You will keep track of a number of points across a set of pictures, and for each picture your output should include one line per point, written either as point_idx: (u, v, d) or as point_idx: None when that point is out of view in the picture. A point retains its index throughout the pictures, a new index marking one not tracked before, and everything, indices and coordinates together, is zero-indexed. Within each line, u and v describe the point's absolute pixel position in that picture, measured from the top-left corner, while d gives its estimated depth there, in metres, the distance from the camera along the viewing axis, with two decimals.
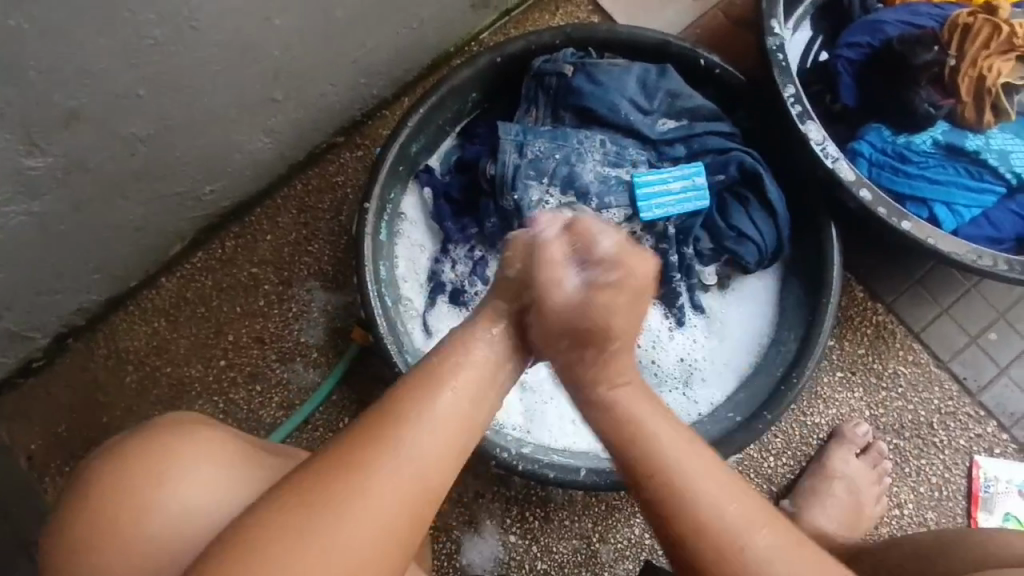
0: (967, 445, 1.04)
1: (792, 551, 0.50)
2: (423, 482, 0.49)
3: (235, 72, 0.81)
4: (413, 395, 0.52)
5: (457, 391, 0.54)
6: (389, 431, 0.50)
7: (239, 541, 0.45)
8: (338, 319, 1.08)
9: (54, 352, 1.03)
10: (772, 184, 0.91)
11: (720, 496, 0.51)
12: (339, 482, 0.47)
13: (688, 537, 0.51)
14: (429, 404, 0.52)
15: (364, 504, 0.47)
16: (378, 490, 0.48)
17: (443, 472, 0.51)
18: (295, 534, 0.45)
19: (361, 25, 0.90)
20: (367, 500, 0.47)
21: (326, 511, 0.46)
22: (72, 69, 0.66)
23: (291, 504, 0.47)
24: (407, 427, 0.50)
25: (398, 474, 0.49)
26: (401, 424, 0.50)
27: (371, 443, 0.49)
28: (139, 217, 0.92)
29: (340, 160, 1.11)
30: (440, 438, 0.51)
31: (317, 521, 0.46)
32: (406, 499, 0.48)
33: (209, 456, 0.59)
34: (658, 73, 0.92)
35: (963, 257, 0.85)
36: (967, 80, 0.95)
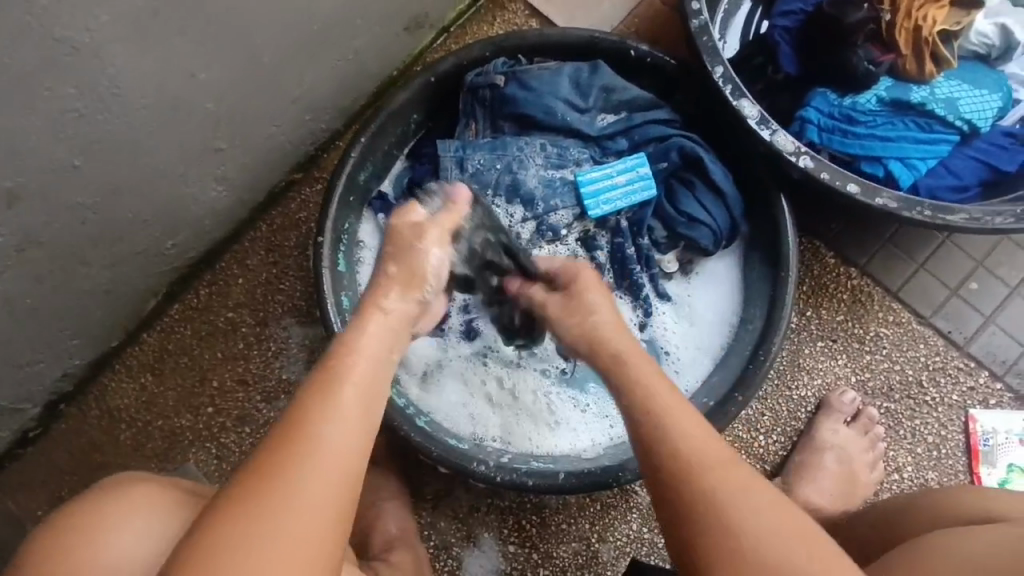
0: (960, 400, 1.02)
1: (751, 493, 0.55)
2: (343, 468, 0.51)
3: (170, 129, 0.83)
4: (317, 387, 0.54)
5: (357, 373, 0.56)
6: (302, 426, 0.52)
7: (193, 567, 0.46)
8: (316, 352, 1.10)
9: (48, 420, 1.06)
10: (715, 164, 0.91)
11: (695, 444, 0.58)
12: (265, 483, 0.49)
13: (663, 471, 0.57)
14: (333, 390, 0.54)
15: (295, 497, 0.48)
16: (305, 482, 0.49)
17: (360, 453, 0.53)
18: (241, 536, 0.46)
19: (293, 65, 0.91)
20: (296, 489, 0.49)
21: (260, 510, 0.48)
22: (2, 151, 0.68)
23: (222, 516, 0.48)
24: (317, 417, 0.52)
25: (323, 457, 0.51)
26: (310, 418, 0.52)
27: (285, 442, 0.51)
28: (106, 280, 0.94)
29: (300, 196, 1.13)
30: (350, 423, 0.53)
31: (256, 517, 0.47)
32: (328, 489, 0.50)
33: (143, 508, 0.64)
34: (590, 70, 0.93)
35: (916, 213, 0.84)
36: (904, 32, 0.94)
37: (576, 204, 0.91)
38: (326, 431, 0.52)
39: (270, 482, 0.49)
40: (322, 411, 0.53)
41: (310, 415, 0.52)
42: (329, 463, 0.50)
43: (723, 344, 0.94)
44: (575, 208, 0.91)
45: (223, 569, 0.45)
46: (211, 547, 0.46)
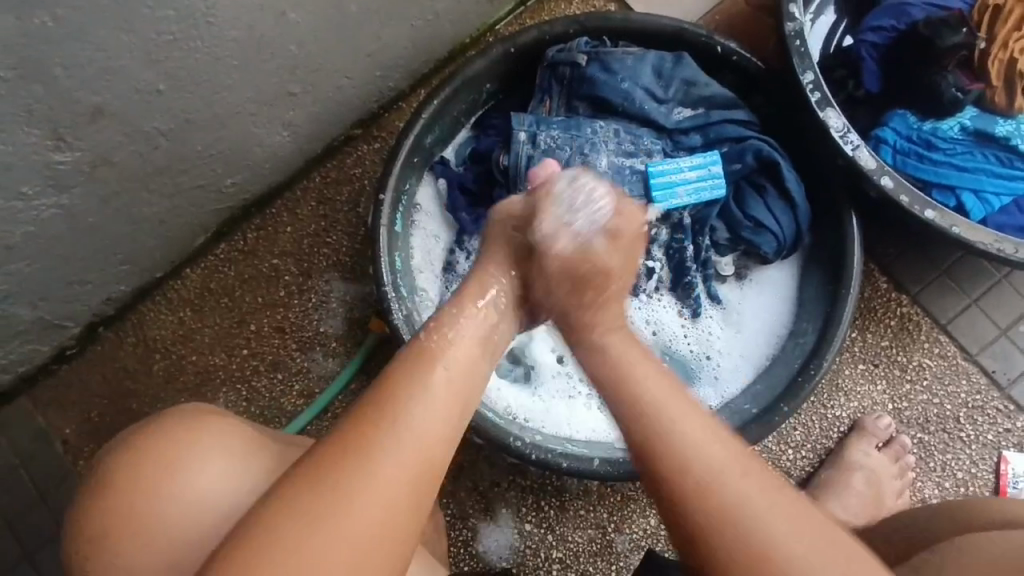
0: (995, 440, 1.01)
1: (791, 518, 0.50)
2: (426, 460, 0.51)
3: (252, 67, 0.82)
4: (408, 377, 0.54)
5: (451, 370, 0.56)
6: (400, 404, 0.52)
7: (265, 518, 0.47)
8: (356, 309, 1.10)
9: (86, 340, 1.07)
10: (790, 172, 0.90)
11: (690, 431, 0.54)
12: (346, 469, 0.48)
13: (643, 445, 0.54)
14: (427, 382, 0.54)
15: (368, 486, 0.48)
16: (387, 470, 0.49)
17: (444, 442, 0.53)
18: (325, 501, 0.47)
19: (375, 18, 0.90)
20: (379, 470, 0.49)
21: (324, 495, 0.47)
22: (95, 67, 0.68)
23: (296, 494, 0.48)
24: (409, 404, 0.52)
25: (402, 447, 0.50)
26: (393, 407, 0.52)
27: (367, 425, 0.51)
28: (164, 210, 0.94)
29: (357, 152, 1.12)
30: (436, 421, 0.52)
31: (331, 506, 0.47)
32: (408, 483, 0.50)
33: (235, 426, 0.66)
34: (673, 61, 0.91)
35: (990, 246, 0.83)
36: (998, 63, 0.92)
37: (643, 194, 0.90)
38: (419, 420, 0.52)
39: (351, 468, 0.49)
40: (414, 396, 0.53)
41: (402, 399, 0.52)
42: (408, 454, 0.50)
43: (767, 354, 0.94)
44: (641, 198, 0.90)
45: (301, 529, 0.46)
46: (274, 535, 0.46)
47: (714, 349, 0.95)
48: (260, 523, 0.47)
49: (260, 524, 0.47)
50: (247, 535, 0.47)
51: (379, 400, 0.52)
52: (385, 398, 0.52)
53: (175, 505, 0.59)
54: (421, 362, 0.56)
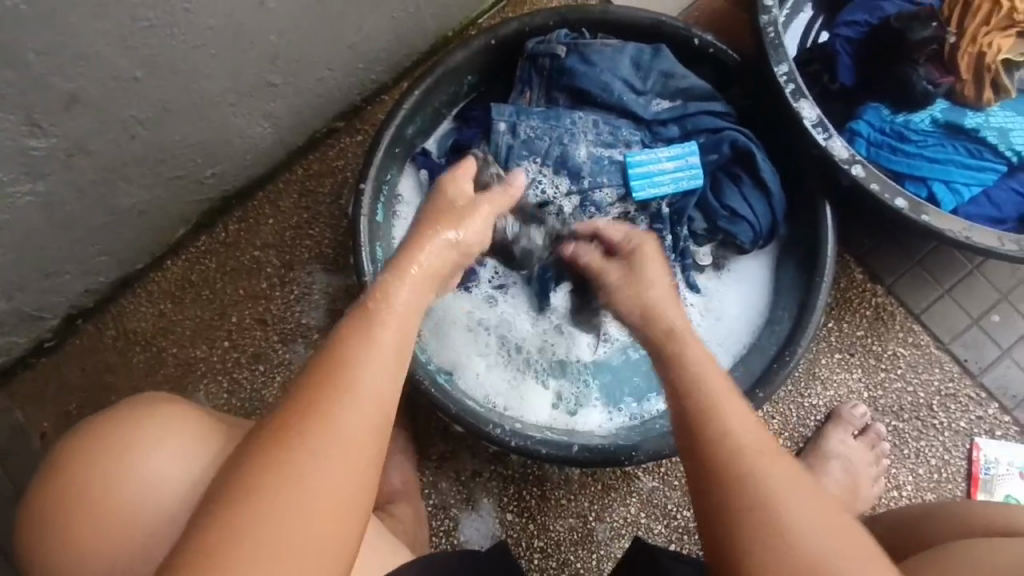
0: (967, 428, 1.03)
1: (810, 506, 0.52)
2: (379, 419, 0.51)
3: (231, 56, 0.83)
4: (346, 344, 0.53)
5: (392, 329, 0.55)
6: (337, 372, 0.51)
7: (220, 516, 0.47)
8: (338, 301, 1.10)
9: (65, 333, 1.06)
10: (765, 163, 0.92)
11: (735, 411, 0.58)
12: (298, 439, 0.49)
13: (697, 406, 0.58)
14: (363, 344, 0.53)
15: (320, 458, 0.48)
16: (335, 438, 0.49)
17: (390, 398, 0.53)
18: (277, 484, 0.47)
19: (355, 9, 0.91)
20: (327, 440, 0.49)
21: (275, 479, 0.47)
22: (70, 52, 0.68)
23: (252, 470, 0.48)
24: (346, 368, 0.52)
25: (348, 412, 0.50)
26: (333, 376, 0.51)
27: (309, 399, 0.50)
28: (142, 200, 0.94)
29: (340, 145, 1.12)
30: (382, 376, 0.52)
31: (287, 476, 0.48)
32: (362, 442, 0.50)
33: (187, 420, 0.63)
34: (651, 53, 0.92)
35: (960, 234, 0.85)
36: (967, 57, 0.94)
37: (622, 184, 0.91)
38: (367, 380, 0.52)
39: (302, 437, 0.49)
40: (352, 360, 0.52)
41: (341, 364, 0.52)
42: (358, 417, 0.50)
43: (745, 343, 0.95)
44: (619, 188, 0.91)
45: (257, 518, 0.46)
46: (233, 510, 0.47)
47: None
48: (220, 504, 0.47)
49: (217, 522, 0.46)
50: (208, 515, 0.47)
51: (317, 370, 0.52)
52: (331, 364, 0.52)
53: (121, 494, 0.59)
54: (366, 323, 0.55)
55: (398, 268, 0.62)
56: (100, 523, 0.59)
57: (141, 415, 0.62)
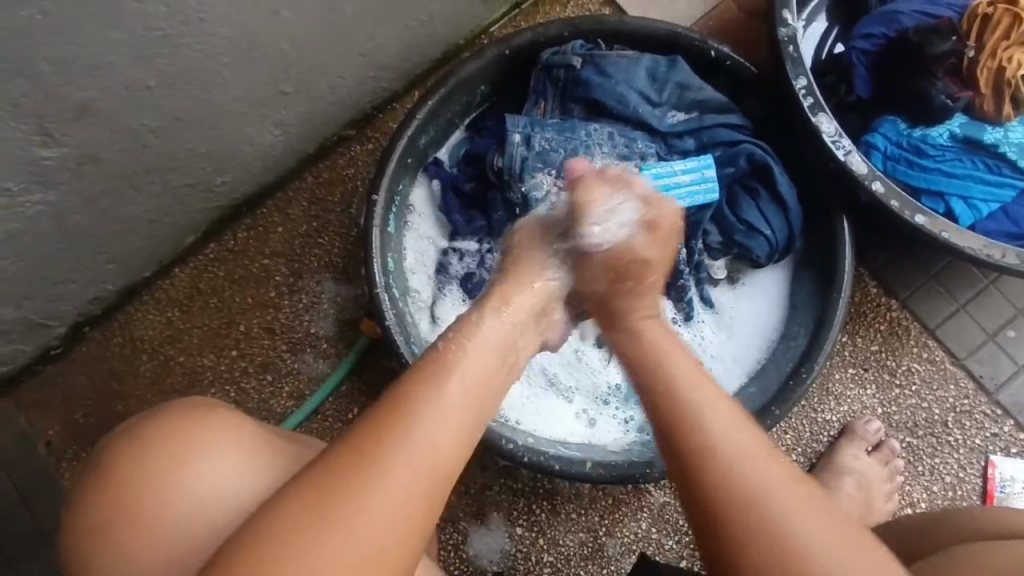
0: (982, 445, 1.02)
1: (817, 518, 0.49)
2: (436, 472, 0.50)
3: (244, 65, 0.82)
4: (418, 387, 0.53)
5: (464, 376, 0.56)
6: (408, 414, 0.51)
7: (270, 539, 0.46)
8: (347, 310, 1.09)
9: (71, 340, 1.05)
10: (782, 177, 0.91)
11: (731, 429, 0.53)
12: (350, 480, 0.48)
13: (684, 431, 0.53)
14: (437, 389, 0.53)
15: (381, 498, 0.47)
16: (399, 480, 0.48)
17: (457, 449, 0.52)
18: (333, 519, 0.46)
19: (369, 18, 0.90)
20: (389, 480, 0.48)
21: (333, 511, 0.46)
22: (84, 61, 0.67)
23: (296, 502, 0.47)
24: (419, 412, 0.51)
25: (415, 455, 0.49)
26: (406, 418, 0.51)
27: (377, 436, 0.50)
28: (152, 208, 0.93)
29: (350, 152, 1.12)
30: (453, 425, 0.52)
31: (336, 522, 0.46)
32: (414, 496, 0.48)
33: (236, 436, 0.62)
34: (667, 65, 0.92)
35: (979, 252, 0.84)
36: (987, 71, 0.93)
37: None
38: (430, 428, 0.51)
39: (353, 480, 0.48)
40: (427, 403, 0.52)
41: (414, 406, 0.52)
42: (424, 462, 0.50)
43: (759, 358, 0.94)
44: None
45: (307, 548, 0.45)
46: (272, 541, 0.46)
47: (706, 353, 0.96)
48: (259, 530, 0.47)
49: (265, 545, 0.46)
50: (244, 539, 0.47)
51: (389, 408, 0.51)
52: (395, 405, 0.52)
53: (164, 499, 0.58)
54: (436, 365, 0.55)
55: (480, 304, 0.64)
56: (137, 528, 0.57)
57: (193, 418, 0.61)
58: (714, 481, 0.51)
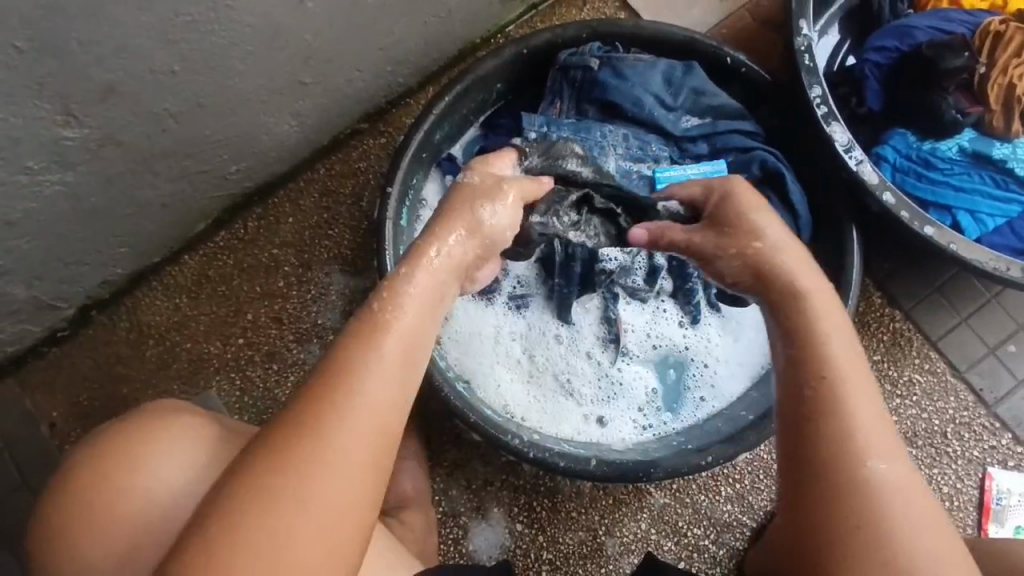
0: (980, 456, 1.03)
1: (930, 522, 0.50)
2: (378, 434, 0.50)
3: (266, 54, 0.82)
4: (351, 351, 0.53)
5: (399, 331, 0.55)
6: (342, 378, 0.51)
7: (217, 520, 0.46)
8: (355, 303, 1.09)
9: (78, 323, 1.05)
10: (793, 185, 0.92)
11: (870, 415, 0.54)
12: (288, 456, 0.48)
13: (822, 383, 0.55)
14: (372, 350, 0.53)
15: (327, 465, 0.48)
16: (338, 447, 0.49)
17: (400, 409, 0.52)
18: (276, 493, 0.47)
19: (390, 12, 0.91)
20: (331, 445, 0.49)
21: (278, 486, 0.47)
22: (111, 44, 0.68)
23: (236, 489, 0.47)
24: (353, 376, 0.51)
25: (355, 420, 0.50)
26: (341, 381, 0.51)
27: (314, 407, 0.50)
28: (167, 193, 0.94)
29: (363, 146, 1.12)
30: (391, 383, 0.52)
31: (282, 492, 0.47)
32: (357, 460, 0.49)
33: (197, 441, 0.62)
34: (683, 70, 0.93)
35: (986, 264, 0.85)
36: (998, 88, 0.94)
37: None
38: (367, 396, 0.51)
39: (293, 459, 0.48)
40: (360, 365, 0.52)
41: (347, 369, 0.51)
42: (365, 426, 0.50)
43: (764, 362, 0.96)
44: None
45: (257, 524, 0.46)
46: (215, 532, 0.46)
47: (711, 357, 0.97)
48: (202, 523, 0.47)
49: (216, 524, 0.46)
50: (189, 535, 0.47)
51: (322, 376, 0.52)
52: (331, 375, 0.51)
53: (123, 503, 0.59)
54: (369, 328, 0.55)
55: (415, 260, 0.62)
56: (99, 529, 0.59)
57: (160, 422, 0.62)
58: (831, 423, 0.53)
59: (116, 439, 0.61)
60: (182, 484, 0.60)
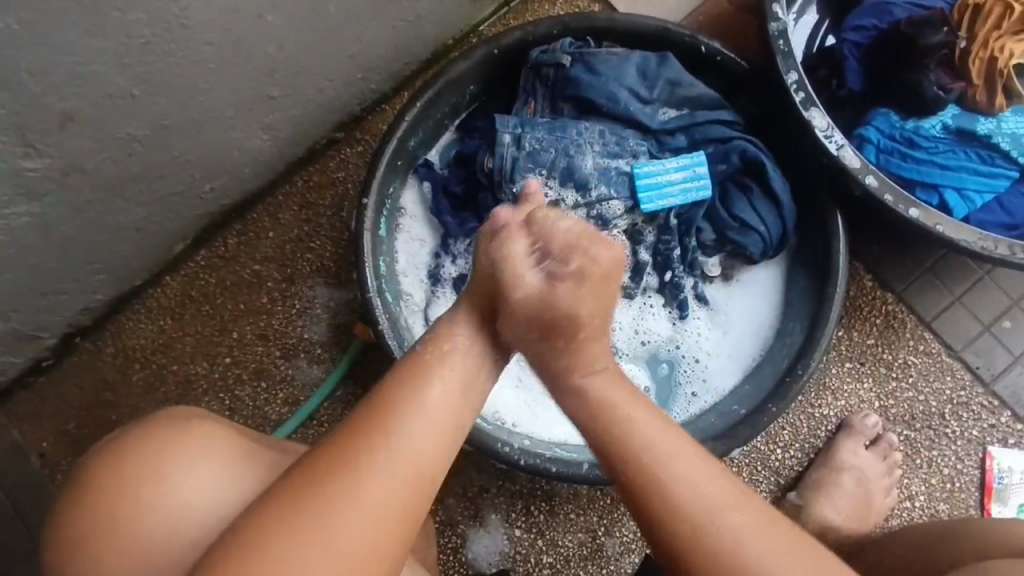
0: (979, 436, 1.02)
1: (772, 543, 0.52)
2: (412, 481, 0.51)
3: (229, 71, 0.81)
4: (398, 394, 0.54)
5: (445, 381, 0.56)
6: (389, 421, 0.52)
7: (247, 539, 0.47)
8: (340, 315, 1.08)
9: (63, 351, 1.04)
10: (775, 173, 0.90)
11: (695, 474, 0.54)
12: (324, 487, 0.49)
13: (636, 476, 0.54)
14: (418, 397, 0.54)
15: (358, 503, 0.49)
16: (375, 486, 0.49)
17: (437, 457, 0.53)
18: (306, 521, 0.47)
19: (356, 19, 0.89)
20: (368, 484, 0.49)
21: (311, 513, 0.48)
22: (64, 71, 0.66)
23: (277, 503, 0.49)
24: (397, 421, 0.52)
25: (393, 465, 0.50)
26: (385, 423, 0.52)
27: (359, 442, 0.51)
28: (141, 217, 0.92)
29: (340, 155, 1.10)
30: (430, 432, 0.53)
31: (310, 521, 0.47)
32: (388, 506, 0.49)
33: (215, 452, 0.60)
34: (657, 62, 0.91)
35: (974, 244, 0.84)
36: (978, 63, 0.92)
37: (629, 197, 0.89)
38: (412, 434, 0.52)
39: (337, 483, 0.49)
40: (405, 408, 0.53)
41: (392, 412, 0.52)
42: (401, 471, 0.50)
43: (756, 354, 0.94)
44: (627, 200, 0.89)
45: (282, 548, 0.47)
46: (250, 547, 0.47)
47: (701, 351, 0.95)
48: (238, 534, 0.48)
49: (249, 540, 0.47)
50: (226, 542, 0.48)
51: (370, 413, 0.53)
52: (383, 408, 0.53)
53: (145, 519, 0.57)
54: (419, 373, 0.56)
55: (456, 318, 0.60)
56: (112, 541, 0.57)
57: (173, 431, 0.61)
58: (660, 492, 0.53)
59: (128, 449, 0.59)
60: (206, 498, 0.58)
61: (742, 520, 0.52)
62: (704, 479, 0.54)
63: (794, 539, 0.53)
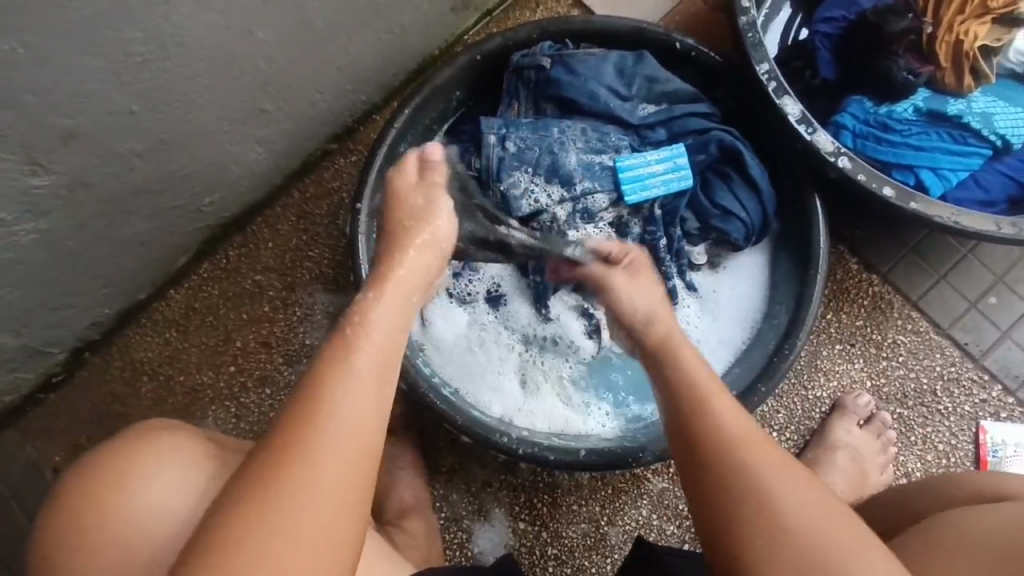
0: (972, 411, 1.04)
1: (789, 479, 0.56)
2: (357, 453, 0.52)
3: (223, 85, 0.84)
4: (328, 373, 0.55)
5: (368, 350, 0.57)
6: (321, 399, 0.53)
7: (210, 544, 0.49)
8: (340, 321, 1.11)
9: (72, 366, 1.07)
10: (752, 161, 0.93)
11: (730, 416, 0.61)
12: (273, 482, 0.50)
13: (697, 421, 0.61)
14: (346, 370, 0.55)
15: (308, 486, 0.50)
16: (324, 466, 0.51)
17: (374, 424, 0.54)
18: (262, 518, 0.49)
19: (343, 33, 0.93)
20: (313, 466, 0.50)
21: (266, 507, 0.49)
22: (66, 90, 0.70)
23: (228, 520, 0.49)
24: (331, 394, 0.53)
25: (336, 441, 0.52)
26: (321, 403, 0.53)
27: (300, 425, 0.52)
28: (144, 231, 0.96)
29: (335, 166, 1.14)
30: (364, 401, 0.54)
31: (265, 515, 0.49)
32: (337, 481, 0.51)
33: (188, 459, 0.63)
34: (634, 60, 0.94)
35: (949, 220, 0.86)
36: (945, 46, 0.96)
37: (613, 189, 0.93)
38: (339, 415, 0.52)
39: (281, 483, 0.50)
40: (336, 384, 0.54)
41: (325, 388, 0.53)
42: (344, 443, 0.52)
43: (745, 337, 0.96)
44: (611, 193, 0.93)
45: (241, 548, 0.48)
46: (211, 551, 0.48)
47: (694, 338, 0.97)
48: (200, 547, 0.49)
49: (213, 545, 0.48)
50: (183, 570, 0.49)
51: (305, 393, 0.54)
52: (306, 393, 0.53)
53: (122, 525, 0.59)
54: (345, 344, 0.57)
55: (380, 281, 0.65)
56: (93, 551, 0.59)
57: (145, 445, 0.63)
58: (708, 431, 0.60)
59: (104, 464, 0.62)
60: (181, 504, 0.61)
61: (773, 456, 0.58)
62: (731, 412, 0.62)
63: (808, 486, 0.55)
